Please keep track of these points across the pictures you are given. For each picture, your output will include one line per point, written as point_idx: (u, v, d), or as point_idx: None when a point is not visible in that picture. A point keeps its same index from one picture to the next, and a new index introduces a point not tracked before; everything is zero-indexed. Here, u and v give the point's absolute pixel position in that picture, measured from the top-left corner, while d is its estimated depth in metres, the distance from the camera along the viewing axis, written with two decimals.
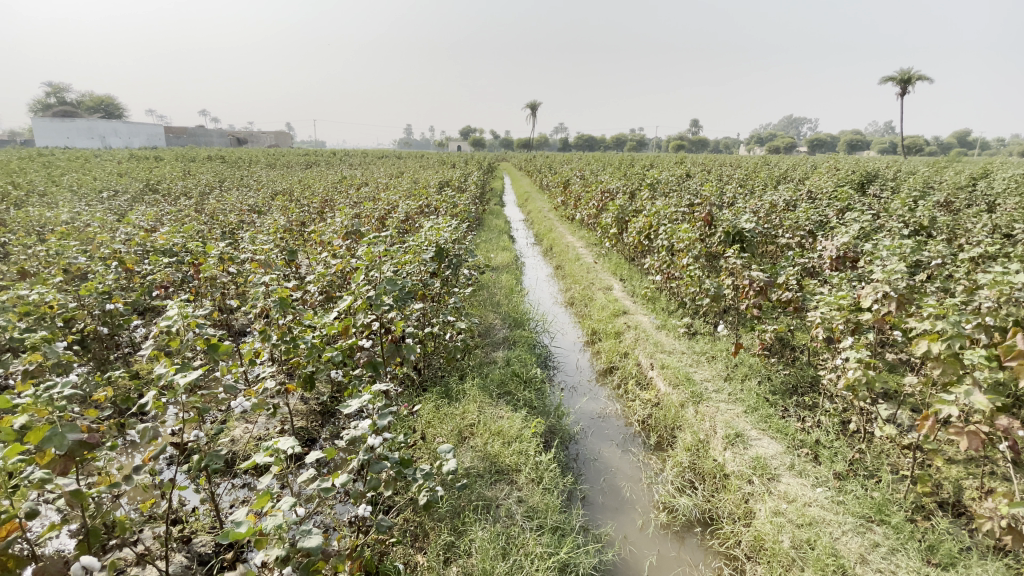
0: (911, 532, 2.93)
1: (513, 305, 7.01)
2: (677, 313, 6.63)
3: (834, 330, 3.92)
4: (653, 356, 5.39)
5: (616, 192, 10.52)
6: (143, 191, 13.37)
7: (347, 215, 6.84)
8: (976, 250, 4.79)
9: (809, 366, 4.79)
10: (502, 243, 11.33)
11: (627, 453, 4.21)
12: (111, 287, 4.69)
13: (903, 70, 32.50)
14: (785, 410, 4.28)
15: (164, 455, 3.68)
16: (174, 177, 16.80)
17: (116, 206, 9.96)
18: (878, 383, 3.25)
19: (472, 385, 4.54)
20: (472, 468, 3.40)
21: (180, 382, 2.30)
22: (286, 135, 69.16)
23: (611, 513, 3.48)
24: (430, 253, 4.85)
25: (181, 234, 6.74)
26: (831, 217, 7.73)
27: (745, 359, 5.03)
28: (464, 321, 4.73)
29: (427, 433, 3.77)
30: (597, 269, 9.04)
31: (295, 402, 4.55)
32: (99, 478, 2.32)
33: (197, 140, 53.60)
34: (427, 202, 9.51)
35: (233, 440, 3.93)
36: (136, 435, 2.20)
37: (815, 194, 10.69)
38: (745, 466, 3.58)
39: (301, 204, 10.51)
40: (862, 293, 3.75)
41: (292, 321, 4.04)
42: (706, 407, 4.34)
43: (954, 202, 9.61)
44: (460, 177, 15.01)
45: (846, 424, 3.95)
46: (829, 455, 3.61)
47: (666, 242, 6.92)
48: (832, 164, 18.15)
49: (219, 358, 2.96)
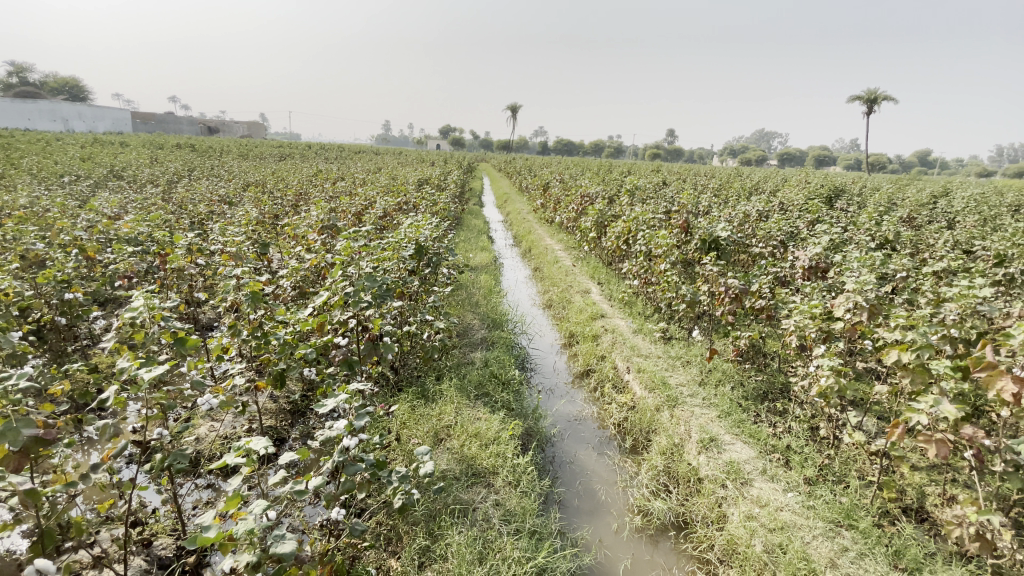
0: (878, 536, 3.01)
1: (491, 306, 6.96)
2: (653, 317, 6.70)
3: (807, 337, 4.00)
4: (630, 360, 5.43)
5: (595, 196, 10.61)
6: (107, 178, 12.79)
7: (323, 210, 6.69)
8: (938, 264, 4.99)
9: (780, 373, 4.91)
10: (481, 243, 11.27)
11: (603, 456, 4.23)
12: (70, 276, 4.46)
13: (869, 91, 33.91)
14: (757, 415, 4.37)
15: (124, 452, 3.51)
16: (142, 164, 16.14)
17: (77, 192, 9.55)
18: (850, 391, 3.32)
19: (450, 386, 4.47)
20: (449, 471, 3.33)
21: (145, 376, 2.19)
22: (260, 127, 67.41)
23: (587, 516, 3.48)
24: (410, 251, 4.80)
25: (147, 223, 6.49)
26: (801, 229, 7.99)
27: (719, 365, 5.11)
28: (443, 320, 4.68)
29: (402, 434, 3.70)
30: (575, 271, 9.09)
31: (264, 400, 4.41)
32: (55, 475, 2.18)
33: (166, 126, 51.77)
34: (406, 199, 9.39)
35: (198, 439, 3.79)
36: (97, 432, 2.09)
37: (786, 205, 11.01)
38: (719, 471, 3.63)
39: (275, 197, 10.26)
40: (836, 303, 3.82)
41: (264, 315, 3.90)
42: (682, 411, 4.38)
43: (916, 219, 10.03)
44: (440, 176, 14.87)
45: (815, 430, 4.06)
46: (799, 460, 3.69)
47: (644, 248, 7.00)
48: (804, 178, 18.63)
49: (186, 352, 2.83)
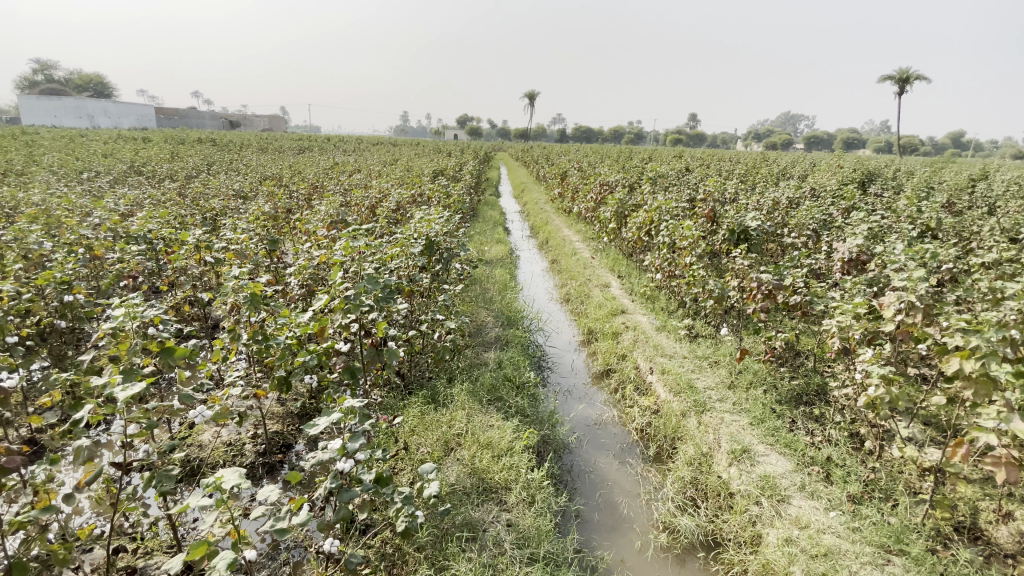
0: (933, 564, 2.69)
1: (506, 302, 6.70)
2: (676, 313, 6.36)
3: (850, 339, 3.65)
4: (653, 360, 5.13)
5: (616, 184, 10.22)
6: (127, 174, 12.89)
7: (334, 204, 6.50)
8: (995, 255, 4.54)
9: (817, 375, 4.55)
10: (497, 235, 10.99)
11: (624, 465, 3.96)
12: (73, 277, 4.34)
13: (901, 71, 32.71)
14: (793, 422, 4.04)
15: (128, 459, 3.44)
16: (162, 160, 16.24)
17: (96, 188, 9.58)
18: (903, 402, 2.96)
19: (461, 389, 4.25)
20: (458, 485, 3.11)
21: (120, 395, 2.06)
22: (280, 120, 68.00)
23: (608, 534, 3.23)
24: (419, 247, 4.57)
25: (157, 220, 6.40)
26: (835, 217, 7.51)
27: (750, 365, 4.78)
28: (455, 320, 4.45)
29: (410, 443, 3.49)
30: (594, 264, 8.76)
31: (270, 403, 4.26)
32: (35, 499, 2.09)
33: (189, 121, 52.55)
34: (420, 191, 9.16)
35: (201, 446, 3.66)
36: (72, 456, 1.97)
37: (818, 190, 10.45)
38: (752, 486, 3.32)
39: (289, 190, 10.15)
40: (884, 302, 3.42)
41: (265, 318, 3.72)
42: (710, 418, 4.07)
43: (957, 204, 9.41)
44: (455, 166, 14.61)
45: (857, 439, 3.72)
46: (842, 474, 3.36)
47: (667, 239, 6.65)
48: (833, 163, 17.85)
49: (175, 363, 2.66)
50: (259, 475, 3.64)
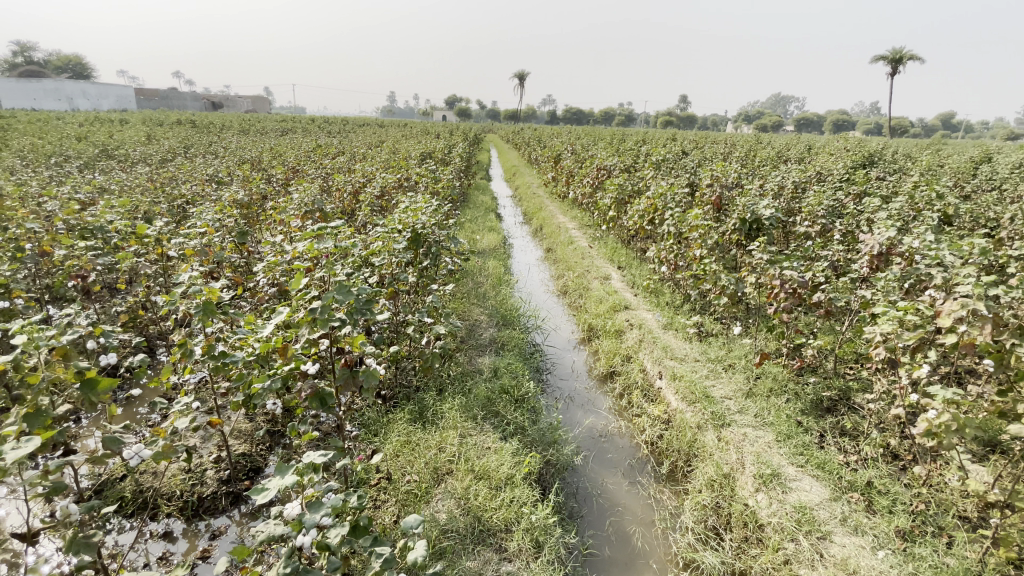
0: None
1: (500, 297, 6.22)
2: (683, 308, 5.94)
3: (894, 350, 3.21)
4: (662, 363, 4.70)
5: (613, 167, 9.69)
6: (96, 157, 12.07)
7: (311, 191, 5.92)
8: None
9: (843, 382, 4.14)
10: (489, 223, 10.46)
11: (635, 486, 3.55)
12: (5, 279, 3.77)
13: (894, 49, 32.02)
14: (821, 437, 3.64)
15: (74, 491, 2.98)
16: (134, 142, 15.36)
17: (56, 173, 8.82)
18: (970, 430, 2.54)
19: (453, 404, 3.79)
20: (451, 528, 2.67)
21: (4, 458, 1.55)
22: (264, 102, 66.12)
23: (623, 572, 2.82)
24: (404, 241, 4.05)
25: (116, 210, 5.79)
26: (846, 203, 7.06)
27: (769, 370, 4.37)
28: (445, 324, 3.96)
29: (395, 473, 3.04)
30: (591, 253, 8.29)
31: (238, 420, 3.78)
32: None
33: (168, 102, 50.69)
34: (408, 175, 8.55)
35: (155, 475, 3.20)
36: None
37: (823, 173, 9.99)
38: (787, 519, 2.92)
39: (268, 175, 9.48)
40: (942, 309, 2.97)
41: (223, 328, 3.21)
42: (732, 433, 3.66)
43: (965, 187, 9.03)
44: (445, 149, 13.98)
45: (894, 458, 3.34)
46: (886, 504, 2.98)
47: (673, 229, 6.18)
48: (831, 145, 17.41)
49: (100, 398, 2.13)
50: (222, 508, 3.18)
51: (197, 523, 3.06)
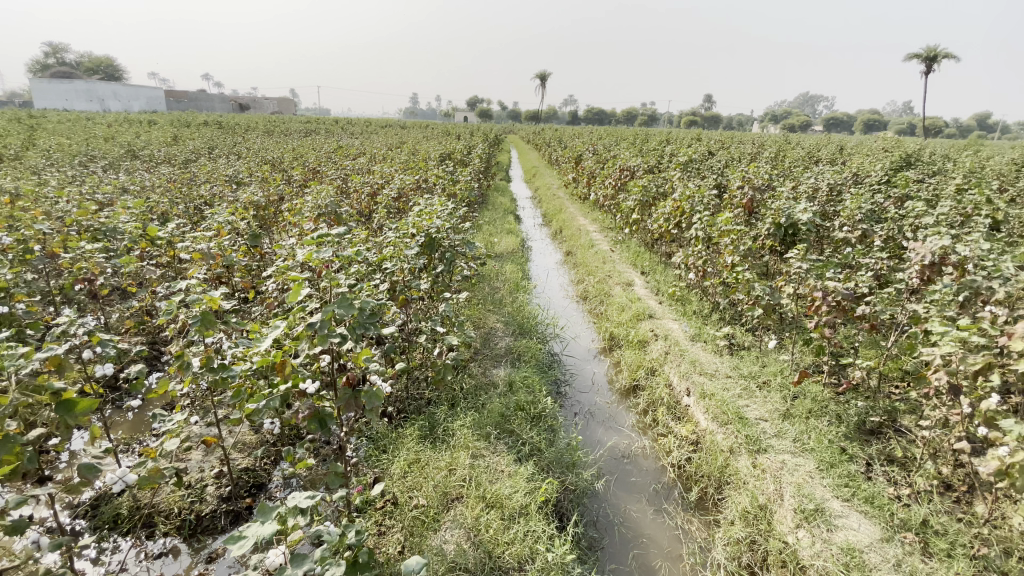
0: None
1: (518, 304, 5.98)
2: (711, 318, 5.61)
3: (957, 375, 2.85)
4: (689, 378, 4.40)
5: (637, 168, 9.35)
6: (122, 158, 12.22)
7: (325, 192, 5.76)
8: None
9: (891, 403, 3.78)
10: (507, 225, 10.22)
11: (661, 515, 3.27)
12: (10, 283, 3.67)
13: (930, 48, 30.77)
14: (868, 465, 3.31)
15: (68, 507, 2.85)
16: (161, 143, 15.57)
17: (80, 173, 8.89)
18: None
19: (465, 421, 3.57)
20: (459, 564, 2.45)
21: None
22: (289, 104, 67.19)
23: None
24: (416, 247, 3.84)
25: (132, 211, 5.73)
26: (887, 208, 6.61)
27: (807, 389, 4.03)
28: (458, 336, 3.74)
29: (401, 498, 2.84)
30: (613, 258, 7.98)
31: (243, 433, 3.63)
32: None
33: (198, 104, 51.90)
34: (425, 176, 8.38)
35: (154, 491, 3.06)
36: None
37: (859, 175, 9.48)
38: (833, 562, 2.61)
39: (286, 176, 9.42)
40: (1014, 331, 2.61)
41: (224, 339, 3.04)
42: (768, 460, 3.35)
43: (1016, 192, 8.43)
44: (465, 150, 13.78)
45: (953, 494, 3.00)
46: (946, 547, 2.65)
47: (701, 234, 5.85)
48: (864, 147, 16.66)
49: (79, 418, 1.97)
50: (222, 527, 3.02)
51: (194, 543, 2.89)
